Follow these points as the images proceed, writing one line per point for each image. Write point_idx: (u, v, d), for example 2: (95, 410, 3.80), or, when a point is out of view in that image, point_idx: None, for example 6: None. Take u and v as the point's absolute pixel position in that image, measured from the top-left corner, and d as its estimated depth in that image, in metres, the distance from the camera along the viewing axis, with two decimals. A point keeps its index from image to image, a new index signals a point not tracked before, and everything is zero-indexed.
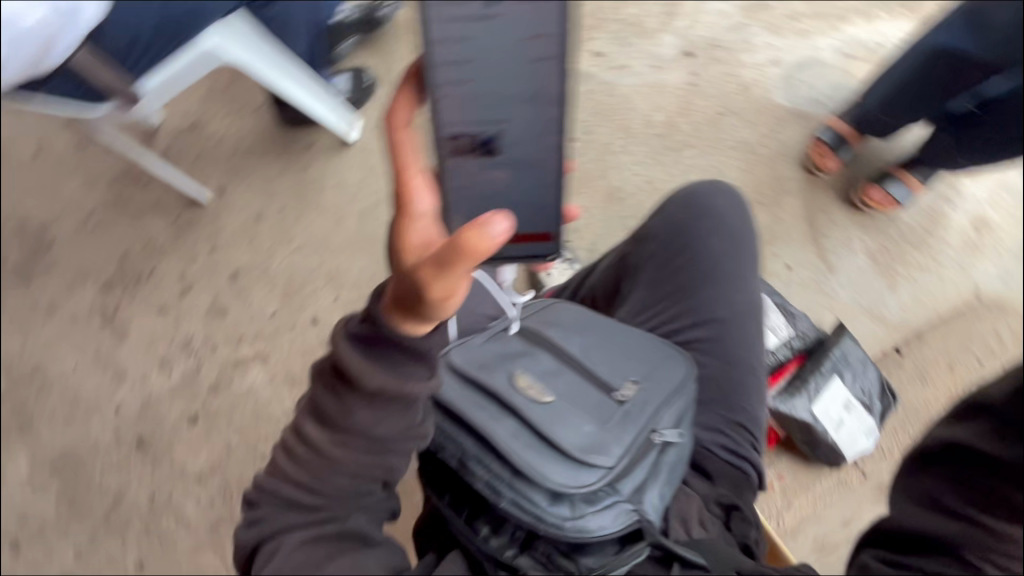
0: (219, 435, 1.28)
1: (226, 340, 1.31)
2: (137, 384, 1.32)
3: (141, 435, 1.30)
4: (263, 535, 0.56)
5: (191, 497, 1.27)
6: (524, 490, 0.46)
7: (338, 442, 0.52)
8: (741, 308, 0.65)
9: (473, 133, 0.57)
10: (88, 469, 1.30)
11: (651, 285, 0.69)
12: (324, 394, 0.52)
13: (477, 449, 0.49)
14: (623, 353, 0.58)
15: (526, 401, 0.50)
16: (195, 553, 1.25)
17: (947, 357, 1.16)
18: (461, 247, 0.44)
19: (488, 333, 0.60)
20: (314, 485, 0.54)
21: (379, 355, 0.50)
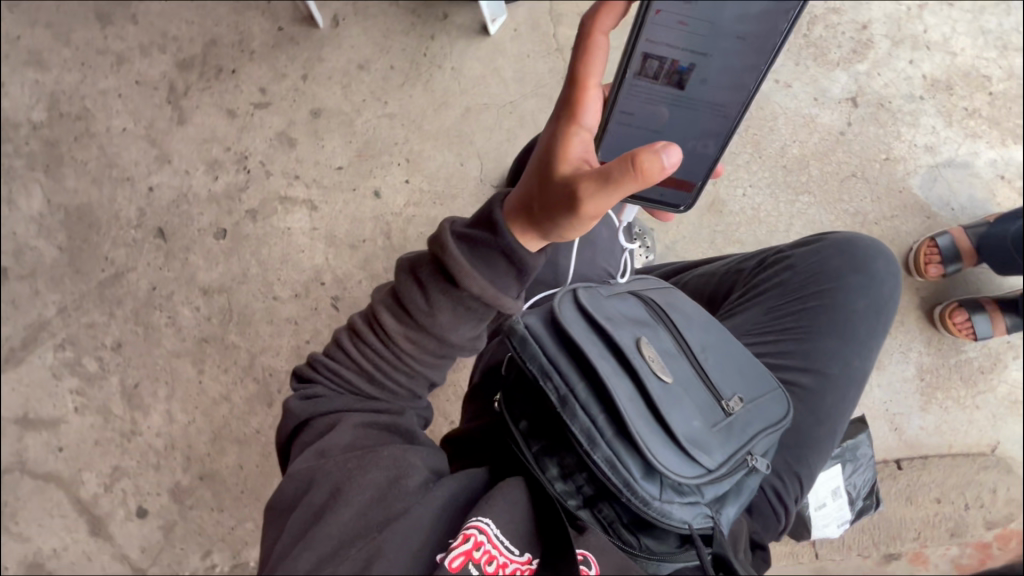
0: (240, 259, 1.25)
1: (282, 172, 1.26)
2: (178, 174, 1.26)
3: (165, 225, 1.26)
4: (314, 412, 0.51)
5: (191, 304, 1.24)
6: (623, 453, 0.46)
7: (410, 336, 0.49)
8: (851, 371, 0.66)
9: (674, 59, 0.55)
10: (100, 234, 1.26)
11: (771, 312, 0.69)
12: (411, 287, 0.49)
13: (586, 395, 0.47)
14: (738, 365, 0.56)
15: (649, 373, 0.49)
16: (174, 358, 1.24)
17: (939, 489, 1.19)
18: (633, 173, 0.43)
19: (613, 289, 0.57)
20: (377, 374, 0.51)
21: (482, 259, 0.48)
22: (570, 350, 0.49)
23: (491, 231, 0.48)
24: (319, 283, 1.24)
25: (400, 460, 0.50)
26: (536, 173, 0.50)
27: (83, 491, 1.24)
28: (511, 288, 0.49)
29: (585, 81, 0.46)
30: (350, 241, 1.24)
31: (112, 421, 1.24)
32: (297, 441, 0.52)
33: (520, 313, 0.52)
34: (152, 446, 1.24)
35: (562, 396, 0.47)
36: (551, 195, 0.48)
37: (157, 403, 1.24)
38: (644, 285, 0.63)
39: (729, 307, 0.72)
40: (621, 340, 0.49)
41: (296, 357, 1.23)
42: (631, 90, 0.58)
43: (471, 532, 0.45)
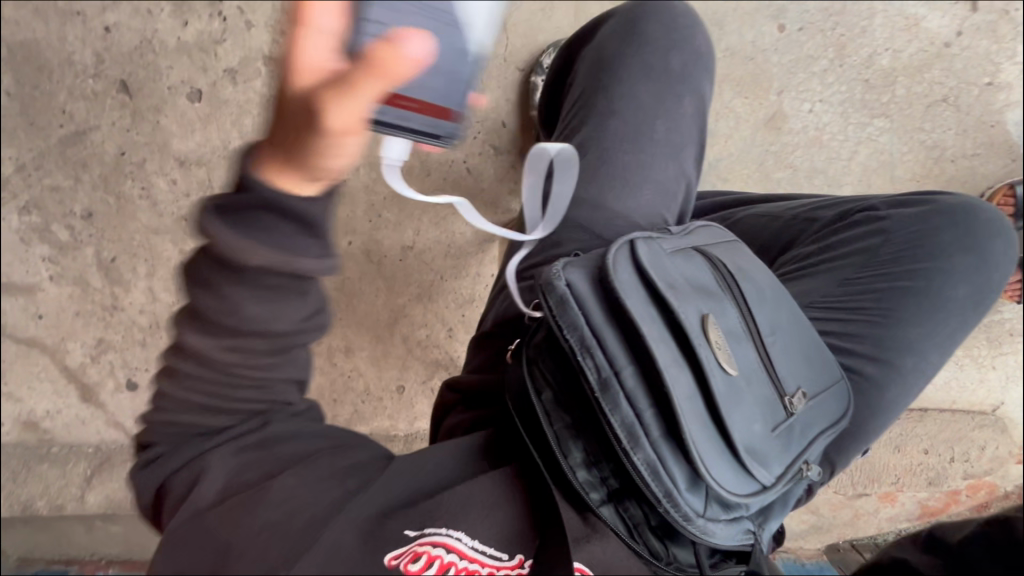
0: (218, 128, 1.08)
1: (267, 25, 1.06)
2: (141, 15, 1.06)
3: (128, 77, 1.07)
4: (174, 470, 0.52)
5: (166, 175, 1.11)
6: (668, 456, 0.47)
7: (227, 347, 0.47)
8: (922, 366, 0.68)
9: None
10: (53, 82, 1.07)
11: (846, 282, 0.70)
12: (202, 295, 0.46)
13: (635, 386, 0.48)
14: (801, 353, 0.56)
15: (712, 361, 0.49)
16: (152, 234, 1.14)
17: (929, 442, 1.20)
18: (374, 65, 0.39)
19: (677, 245, 0.56)
20: (213, 404, 0.52)
21: (254, 226, 0.42)
22: (621, 330, 0.49)
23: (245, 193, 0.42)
24: None
25: (291, 489, 0.52)
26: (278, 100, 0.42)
27: (69, 359, 1.21)
28: (307, 247, 0.44)
29: None
30: None
31: (91, 293, 1.17)
32: (165, 510, 0.52)
33: (563, 268, 0.51)
34: (136, 323, 1.18)
35: (604, 379, 0.47)
36: (295, 119, 0.41)
37: (138, 280, 1.16)
38: (712, 240, 0.59)
39: (796, 267, 0.73)
40: (687, 324, 0.49)
41: None
42: None
43: (436, 555, 0.51)
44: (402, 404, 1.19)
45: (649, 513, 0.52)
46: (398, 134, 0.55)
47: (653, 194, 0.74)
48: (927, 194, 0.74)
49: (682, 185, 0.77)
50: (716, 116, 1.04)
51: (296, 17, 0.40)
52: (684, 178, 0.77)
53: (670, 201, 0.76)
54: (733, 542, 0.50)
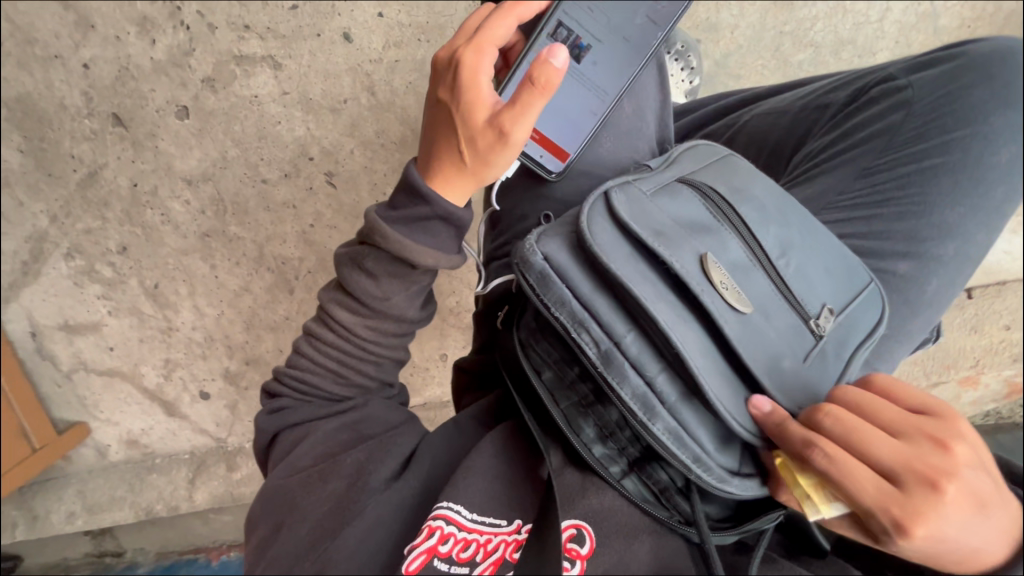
0: (212, 141, 1.09)
1: (228, 21, 1.03)
2: (109, 42, 1.04)
3: (118, 109, 1.08)
4: (283, 426, 0.55)
5: (179, 197, 1.14)
6: (681, 413, 0.50)
7: (370, 326, 0.54)
8: (967, 250, 0.64)
9: (579, 36, 0.60)
10: (54, 129, 1.10)
11: (867, 172, 0.64)
12: (358, 281, 0.53)
13: (635, 353, 0.50)
14: (821, 268, 0.57)
15: (720, 302, 0.50)
16: (183, 255, 1.19)
17: (1008, 315, 1.12)
18: (534, 78, 0.46)
19: (660, 183, 0.57)
20: (342, 371, 0.55)
21: (418, 228, 0.51)
22: (612, 296, 0.51)
23: (421, 201, 0.51)
24: (307, 158, 1.09)
25: (362, 462, 0.53)
26: (438, 126, 0.51)
27: (146, 381, 1.32)
28: (450, 246, 0.53)
29: (487, 39, 0.49)
30: (329, 104, 1.07)
31: (147, 320, 1.26)
32: (270, 461, 0.55)
33: (538, 242, 0.52)
34: (191, 339, 1.26)
35: (608, 350, 0.50)
36: (468, 141, 0.49)
37: (182, 300, 1.23)
38: (698, 163, 0.61)
39: (806, 167, 0.67)
40: (681, 270, 0.50)
41: (305, 244, 1.16)
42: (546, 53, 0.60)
43: (436, 526, 0.49)
44: (448, 369, 1.22)
45: (674, 476, 0.54)
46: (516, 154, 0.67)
47: (618, 138, 0.69)
48: (953, 48, 0.65)
49: (656, 110, 0.71)
50: (717, 6, 0.94)
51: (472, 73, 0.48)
52: (650, 107, 0.71)
53: (642, 138, 0.70)
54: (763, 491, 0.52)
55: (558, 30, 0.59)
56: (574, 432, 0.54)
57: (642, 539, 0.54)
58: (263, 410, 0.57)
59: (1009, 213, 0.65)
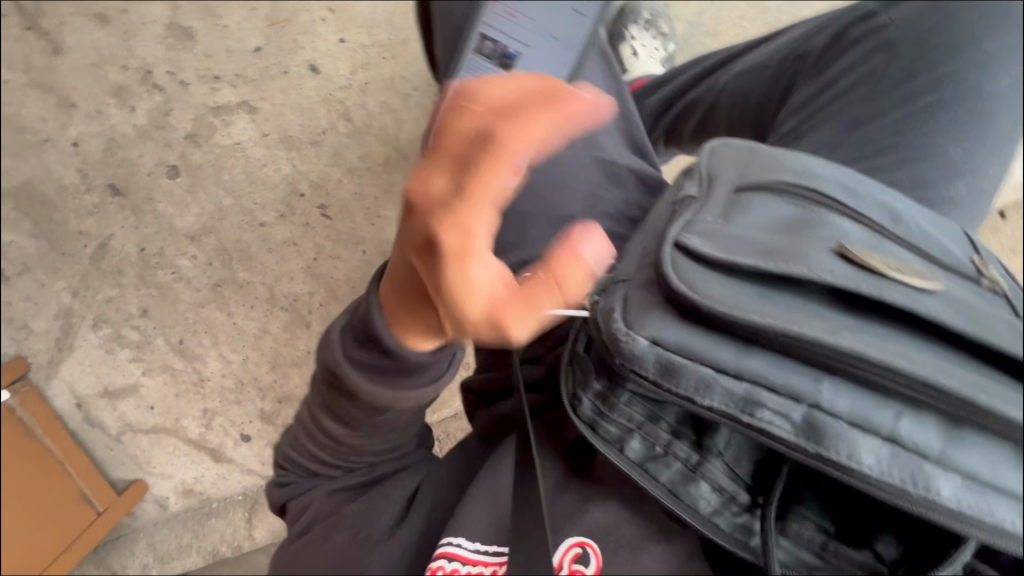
0: (206, 195, 1.11)
1: (197, 75, 1.04)
2: (92, 117, 1.06)
3: (112, 180, 1.10)
4: (292, 495, 0.61)
5: (185, 254, 1.16)
6: (957, 459, 0.39)
7: (358, 435, 0.55)
8: (981, 185, 0.60)
9: (507, 45, 0.73)
10: (60, 210, 1.13)
11: (856, 122, 0.61)
12: (342, 402, 0.53)
13: (849, 404, 0.41)
14: (931, 223, 0.53)
15: (899, 289, 0.45)
16: (200, 308, 1.22)
17: None
18: (549, 291, 0.38)
19: (721, 205, 0.52)
20: (340, 459, 0.58)
21: (398, 378, 0.50)
22: (764, 348, 0.44)
23: (390, 354, 0.49)
24: (298, 195, 1.10)
25: (361, 517, 0.57)
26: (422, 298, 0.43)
27: (190, 433, 1.36)
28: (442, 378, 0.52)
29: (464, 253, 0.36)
30: (309, 138, 1.07)
31: (179, 375, 1.30)
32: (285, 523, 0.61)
33: (630, 327, 0.46)
34: (224, 387, 1.30)
35: (817, 403, 0.42)
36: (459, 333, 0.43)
37: (208, 350, 1.26)
38: (737, 159, 0.56)
39: (790, 128, 0.65)
40: (841, 280, 0.44)
41: (312, 277, 1.16)
42: (478, 66, 0.72)
43: (439, 565, 0.52)
44: None
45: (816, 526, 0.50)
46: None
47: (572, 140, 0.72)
48: None
49: (609, 100, 0.73)
50: None
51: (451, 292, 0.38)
52: (600, 101, 0.73)
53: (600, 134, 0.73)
54: None
55: (487, 42, 0.72)
56: (689, 505, 0.50)
57: (653, 549, 0.53)
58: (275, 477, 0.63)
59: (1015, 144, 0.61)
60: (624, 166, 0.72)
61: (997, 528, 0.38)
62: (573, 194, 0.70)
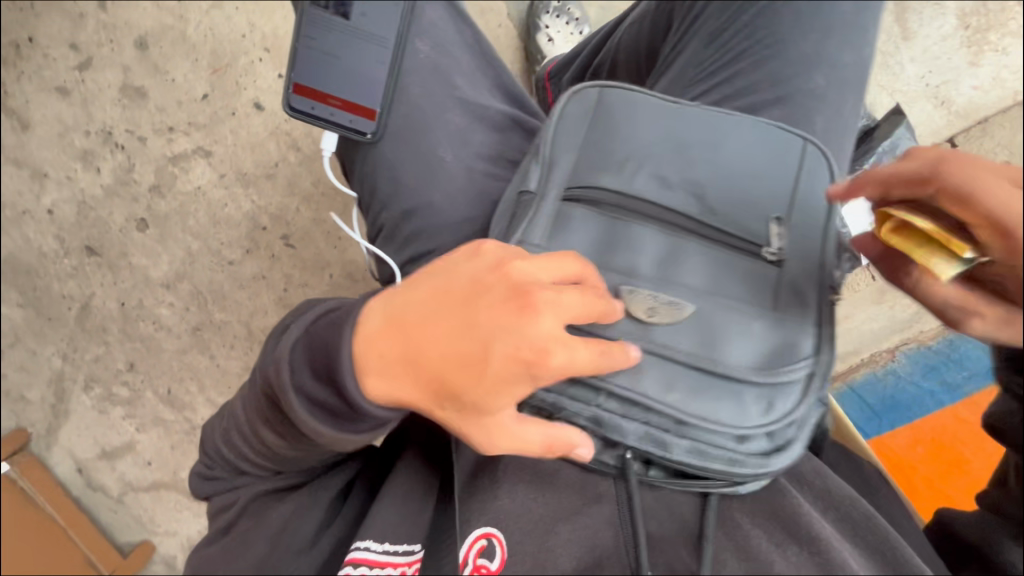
0: (176, 241, 1.15)
1: (153, 129, 1.11)
2: (64, 184, 1.13)
3: (88, 241, 1.16)
4: (219, 489, 0.63)
5: (163, 303, 1.20)
6: (691, 435, 0.52)
7: (295, 449, 0.54)
8: (838, 63, 0.65)
9: None
10: (43, 276, 1.19)
11: (712, 40, 0.67)
12: (280, 414, 0.51)
13: (619, 406, 0.53)
14: (748, 171, 0.61)
15: (656, 331, 0.54)
16: (183, 355, 1.23)
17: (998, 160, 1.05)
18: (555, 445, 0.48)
19: (554, 206, 0.60)
20: (271, 462, 0.59)
21: (341, 421, 0.46)
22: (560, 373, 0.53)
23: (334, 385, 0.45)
24: (261, 229, 1.15)
25: (282, 520, 0.58)
26: (441, 386, 0.44)
27: (189, 484, 1.34)
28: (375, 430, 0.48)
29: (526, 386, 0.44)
30: (263, 172, 1.13)
31: (171, 426, 1.30)
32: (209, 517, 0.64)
33: None
34: None
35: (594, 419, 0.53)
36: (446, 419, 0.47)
37: (196, 397, 1.26)
38: (577, 134, 0.64)
39: (673, 44, 0.70)
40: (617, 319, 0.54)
41: (284, 309, 1.18)
42: (314, 20, 0.69)
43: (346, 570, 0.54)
44: None
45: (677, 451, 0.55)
46: (330, 127, 0.71)
47: (424, 79, 0.71)
48: None
49: (459, 43, 0.73)
50: None
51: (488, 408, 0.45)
52: (459, 47, 0.73)
53: (456, 74, 0.72)
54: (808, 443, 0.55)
55: None
56: (580, 457, 0.54)
57: (560, 530, 0.53)
58: (203, 471, 0.65)
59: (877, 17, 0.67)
60: (494, 108, 0.73)
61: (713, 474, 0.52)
62: (440, 138, 0.71)
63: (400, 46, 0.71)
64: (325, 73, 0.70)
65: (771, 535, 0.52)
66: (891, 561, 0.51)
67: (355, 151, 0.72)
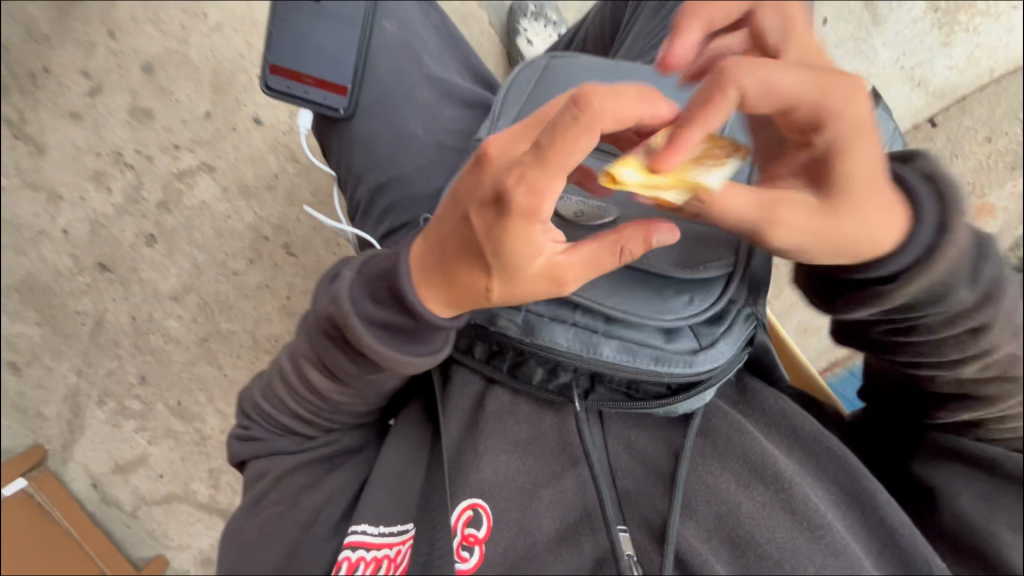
0: (184, 254, 1.20)
1: (161, 148, 1.17)
2: (77, 204, 1.18)
3: (100, 258, 1.21)
4: (255, 452, 0.64)
5: (172, 315, 1.24)
6: (618, 332, 0.57)
7: (344, 392, 0.59)
8: None
9: None
10: (57, 294, 1.23)
11: (658, 11, 0.76)
12: (332, 349, 0.56)
13: (549, 309, 0.58)
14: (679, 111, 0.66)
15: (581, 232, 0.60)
16: (192, 365, 1.27)
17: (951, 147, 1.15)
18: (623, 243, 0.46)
19: None
20: (315, 418, 0.62)
21: (404, 335, 0.53)
22: None
23: (393, 304, 0.53)
24: (264, 239, 1.21)
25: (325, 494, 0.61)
26: (471, 250, 0.49)
27: (199, 496, 1.36)
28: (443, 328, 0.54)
29: (537, 202, 0.43)
30: (264, 184, 1.19)
31: (182, 437, 1.32)
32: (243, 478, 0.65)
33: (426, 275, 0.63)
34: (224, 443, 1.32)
35: (524, 323, 0.58)
36: (515, 284, 0.48)
37: (205, 407, 1.30)
38: (522, 96, 0.70)
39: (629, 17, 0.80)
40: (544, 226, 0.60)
41: (289, 315, 1.23)
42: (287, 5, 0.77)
43: (344, 557, 0.53)
44: None
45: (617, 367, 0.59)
46: (307, 105, 0.77)
47: (392, 56, 0.77)
48: None
49: (420, 22, 0.80)
50: None
51: (525, 237, 0.45)
52: (425, 30, 0.80)
53: (425, 55, 0.79)
54: (739, 343, 0.58)
55: None
56: (524, 380, 0.61)
57: (543, 495, 0.58)
58: (237, 428, 0.66)
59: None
60: (460, 86, 0.79)
61: (638, 366, 0.56)
62: (406, 111, 0.76)
63: (368, 27, 0.78)
64: (299, 53, 0.77)
65: (740, 479, 0.57)
66: (849, 491, 0.58)
67: (332, 131, 0.78)
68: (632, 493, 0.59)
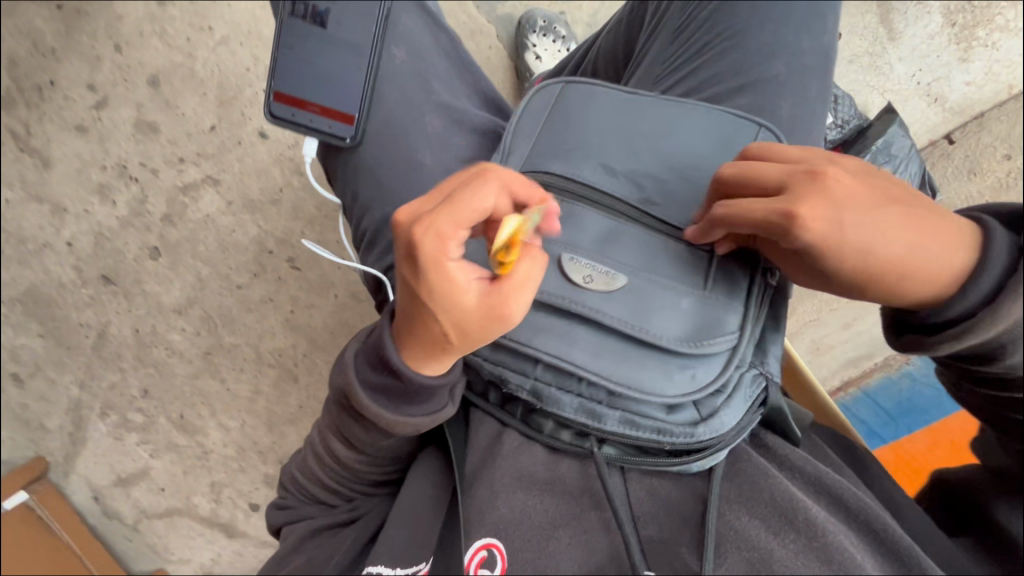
0: (187, 267, 1.19)
1: (166, 161, 1.17)
2: (82, 217, 1.18)
3: (104, 271, 1.20)
4: (288, 520, 0.66)
5: (175, 329, 1.23)
6: (626, 406, 0.58)
7: (363, 458, 0.60)
8: (795, 47, 0.70)
9: (312, 6, 0.75)
10: (61, 306, 1.22)
11: (677, 34, 0.75)
12: (346, 419, 0.57)
13: (554, 377, 0.59)
14: (688, 147, 0.67)
15: (590, 298, 0.60)
16: (195, 379, 1.26)
17: (968, 161, 1.13)
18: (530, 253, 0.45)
19: None
20: (337, 486, 0.64)
21: (401, 400, 0.52)
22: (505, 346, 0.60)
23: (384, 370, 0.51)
24: (268, 252, 1.20)
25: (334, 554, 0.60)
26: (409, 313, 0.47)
27: (201, 510, 1.35)
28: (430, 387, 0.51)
29: (445, 246, 0.42)
30: (268, 198, 1.19)
31: (183, 451, 1.31)
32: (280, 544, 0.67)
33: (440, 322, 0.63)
34: (226, 457, 1.31)
35: (533, 389, 0.59)
36: (468, 332, 0.45)
37: (207, 421, 1.29)
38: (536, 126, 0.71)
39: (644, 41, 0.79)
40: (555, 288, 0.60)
41: (292, 330, 1.23)
42: (292, 31, 0.76)
43: None
44: None
45: None
46: (312, 133, 0.77)
47: (401, 85, 0.76)
48: None
49: (427, 46, 0.78)
50: None
51: (448, 283, 0.43)
52: (440, 54, 0.79)
53: (434, 80, 0.78)
54: (744, 411, 0.59)
55: (295, 8, 0.75)
56: (536, 432, 0.61)
57: (560, 535, 0.54)
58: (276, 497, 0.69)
59: (829, 11, 0.73)
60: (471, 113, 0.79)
61: (646, 437, 0.57)
62: (418, 141, 0.75)
63: (377, 52, 0.76)
64: (304, 80, 0.76)
65: (770, 525, 0.53)
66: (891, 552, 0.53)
67: (338, 160, 0.77)
68: (656, 541, 0.55)
